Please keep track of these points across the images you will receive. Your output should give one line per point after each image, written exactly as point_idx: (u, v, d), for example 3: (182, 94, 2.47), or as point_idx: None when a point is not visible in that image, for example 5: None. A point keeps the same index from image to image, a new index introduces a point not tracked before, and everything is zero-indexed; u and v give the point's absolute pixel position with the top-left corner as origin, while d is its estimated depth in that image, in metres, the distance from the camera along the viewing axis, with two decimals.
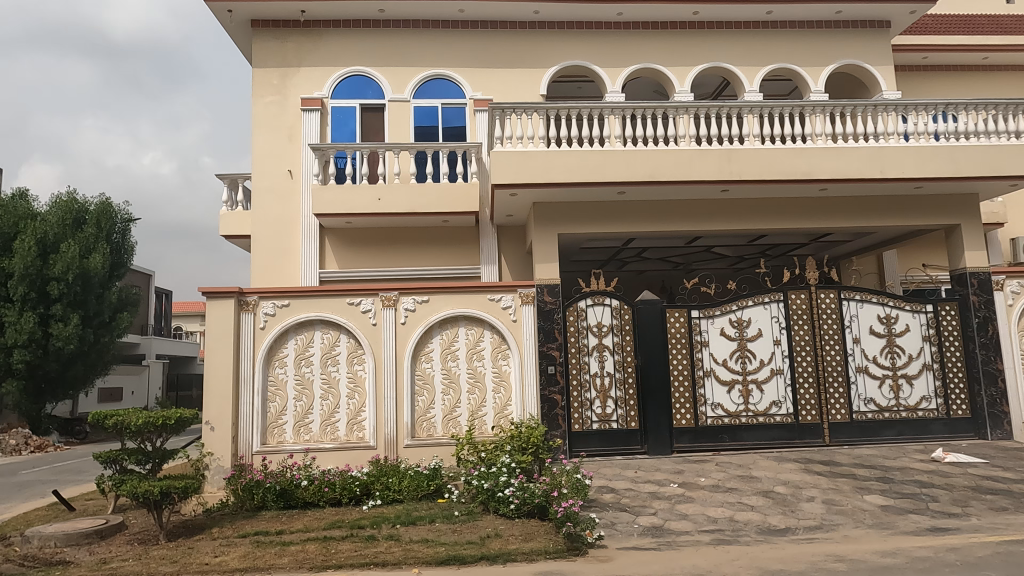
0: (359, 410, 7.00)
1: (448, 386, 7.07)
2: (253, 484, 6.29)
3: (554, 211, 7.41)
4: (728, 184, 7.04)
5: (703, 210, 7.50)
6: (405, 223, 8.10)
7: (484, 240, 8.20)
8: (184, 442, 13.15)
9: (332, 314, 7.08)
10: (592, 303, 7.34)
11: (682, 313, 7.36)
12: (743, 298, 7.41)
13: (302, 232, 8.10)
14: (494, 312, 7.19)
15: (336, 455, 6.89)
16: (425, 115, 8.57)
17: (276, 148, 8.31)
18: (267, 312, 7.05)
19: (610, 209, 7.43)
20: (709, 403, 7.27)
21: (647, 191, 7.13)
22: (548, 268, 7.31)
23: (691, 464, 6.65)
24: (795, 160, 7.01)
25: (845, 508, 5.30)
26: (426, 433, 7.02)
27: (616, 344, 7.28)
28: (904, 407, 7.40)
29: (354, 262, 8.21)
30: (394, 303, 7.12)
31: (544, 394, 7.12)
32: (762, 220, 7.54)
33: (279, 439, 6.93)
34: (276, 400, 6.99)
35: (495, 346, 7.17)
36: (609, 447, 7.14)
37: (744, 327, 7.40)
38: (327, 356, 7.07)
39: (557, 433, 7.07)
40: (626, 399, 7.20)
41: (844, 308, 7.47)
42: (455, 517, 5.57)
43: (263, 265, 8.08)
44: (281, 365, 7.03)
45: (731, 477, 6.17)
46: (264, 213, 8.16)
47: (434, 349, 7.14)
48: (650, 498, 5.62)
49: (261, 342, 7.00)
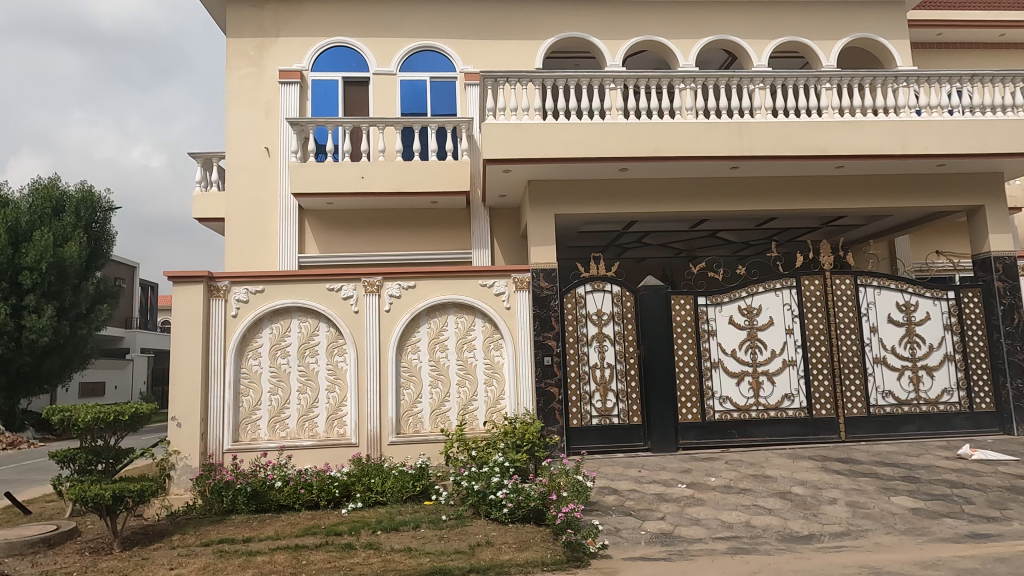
0: (340, 405, 6.48)
1: (436, 378, 6.55)
2: (223, 486, 5.77)
3: (551, 190, 6.86)
4: (738, 161, 6.53)
5: (710, 190, 6.98)
6: (391, 204, 7.55)
7: (475, 223, 7.67)
8: (144, 442, 12.34)
9: (311, 301, 6.54)
10: (591, 290, 6.83)
11: (688, 299, 6.84)
12: (753, 284, 6.91)
13: (281, 214, 7.55)
14: (486, 298, 6.65)
15: (314, 454, 6.34)
16: (412, 90, 8.00)
17: (251, 123, 7.73)
18: (240, 299, 6.49)
19: (611, 188, 6.90)
20: (717, 396, 6.76)
21: (652, 168, 6.60)
22: (544, 252, 6.78)
23: (699, 462, 6.16)
24: (810, 135, 6.50)
25: (873, 512, 4.81)
26: (413, 429, 6.50)
27: (617, 334, 6.77)
28: (925, 400, 6.92)
29: (336, 246, 7.65)
30: (378, 289, 6.59)
31: (540, 387, 6.60)
32: (774, 200, 7.03)
33: (252, 437, 6.39)
34: (250, 394, 6.44)
35: (487, 336, 6.64)
36: (610, 444, 6.64)
37: (754, 314, 6.89)
38: (305, 347, 6.53)
39: (554, 430, 6.57)
40: (628, 392, 6.70)
41: (860, 295, 6.98)
42: (443, 522, 5.05)
43: (238, 249, 7.51)
44: (255, 356, 6.49)
45: (744, 477, 5.68)
46: (239, 193, 7.59)
47: (421, 339, 6.61)
48: (657, 501, 5.12)
49: (233, 331, 6.46)
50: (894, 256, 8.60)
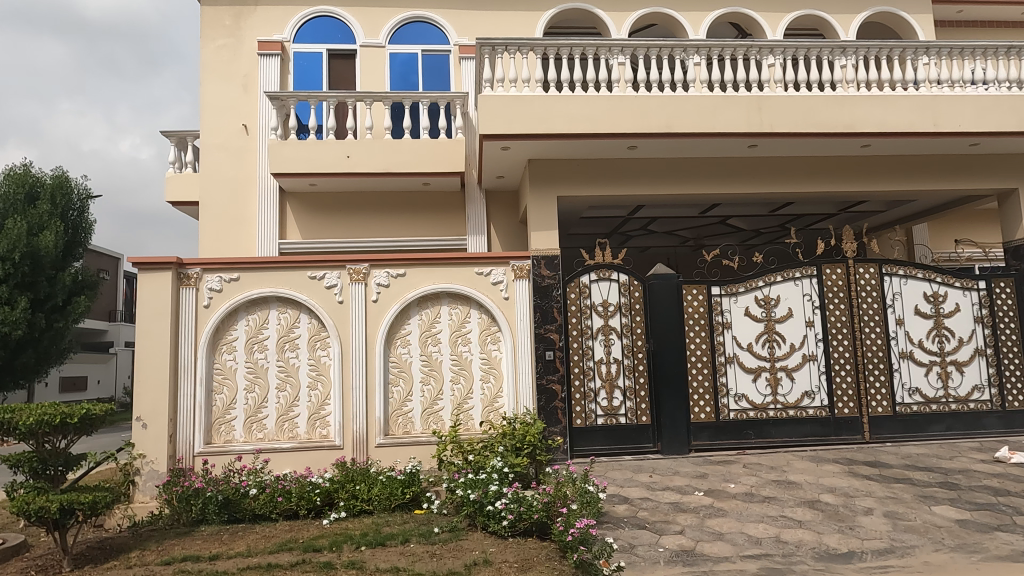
0: (323, 403, 5.94)
1: (427, 374, 6.02)
2: (192, 493, 5.22)
3: (553, 170, 6.31)
4: (757, 138, 6.00)
5: (725, 170, 6.45)
6: (379, 186, 6.98)
7: (471, 207, 7.11)
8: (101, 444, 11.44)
9: (291, 290, 5.97)
10: (597, 278, 6.30)
11: (701, 289, 6.33)
12: (771, 273, 6.40)
13: (260, 197, 6.98)
14: (482, 287, 6.11)
15: (294, 457, 5.80)
16: (402, 63, 7.42)
17: (228, 98, 7.12)
18: (212, 287, 5.92)
19: (618, 168, 6.36)
20: (732, 394, 6.26)
21: (663, 146, 6.06)
22: (546, 237, 6.22)
23: (714, 466, 5.65)
24: (835, 110, 5.97)
25: (915, 524, 4.30)
26: (402, 430, 5.97)
27: (625, 327, 6.26)
28: (954, 398, 6.45)
29: (320, 231, 7.07)
30: (365, 277, 6.04)
31: (541, 384, 6.07)
32: (794, 182, 6.50)
33: (226, 439, 5.84)
34: (224, 392, 5.89)
35: (484, 328, 6.11)
36: (617, 446, 6.12)
37: (772, 306, 6.38)
38: (285, 340, 5.98)
39: (556, 431, 6.03)
40: (636, 389, 6.19)
41: (885, 285, 6.49)
42: (435, 536, 4.52)
43: (213, 234, 6.93)
44: (230, 350, 5.93)
45: (766, 483, 5.17)
46: (214, 174, 7.00)
47: (412, 332, 6.07)
48: (673, 512, 4.60)
49: (205, 322, 5.89)
50: (912, 244, 8.03)
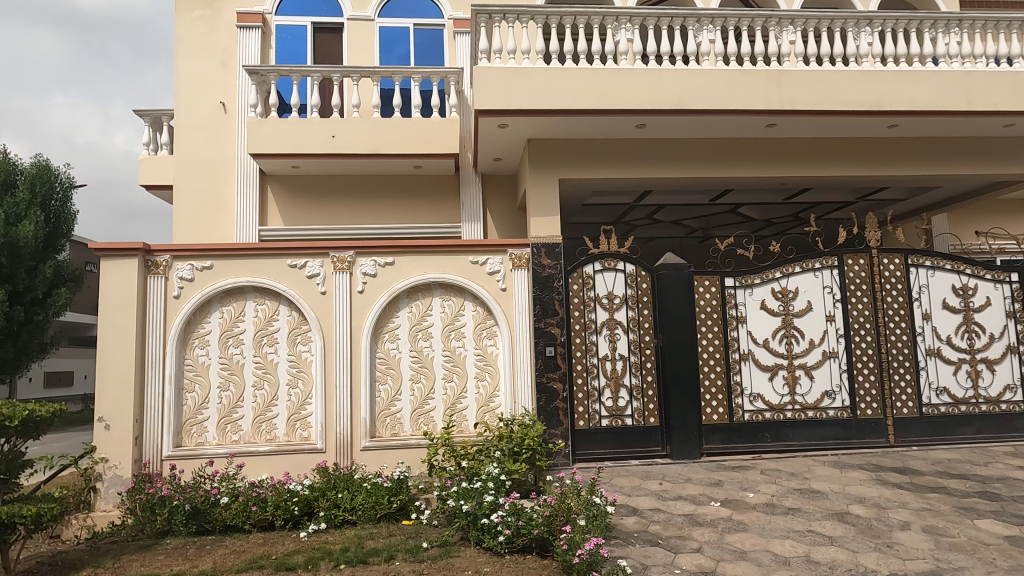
0: (304, 403, 5.47)
1: (418, 372, 5.55)
2: (157, 501, 4.74)
3: (555, 151, 5.82)
4: (777, 117, 5.52)
5: (740, 152, 5.97)
6: (367, 169, 6.49)
7: (465, 192, 6.63)
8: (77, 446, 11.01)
9: (269, 280, 5.49)
10: (601, 268, 5.83)
11: (713, 280, 5.86)
12: (789, 264, 5.94)
13: (238, 180, 6.48)
14: (477, 277, 5.63)
15: (271, 462, 5.33)
16: (392, 38, 6.93)
17: (204, 74, 6.61)
18: (183, 276, 5.43)
19: (625, 149, 5.88)
20: (747, 394, 5.80)
21: (675, 124, 5.58)
22: (546, 223, 5.72)
23: (729, 472, 5.19)
24: (861, 86, 5.50)
25: (960, 542, 3.85)
26: (390, 432, 5.50)
27: (631, 321, 5.80)
28: (985, 399, 6.01)
29: (303, 217, 6.57)
30: (349, 266, 5.55)
31: (541, 382, 5.59)
32: (814, 166, 6.03)
33: (198, 441, 5.37)
34: (195, 391, 5.41)
35: (479, 322, 5.65)
36: (622, 449, 5.67)
37: (790, 298, 5.92)
38: (263, 335, 5.50)
39: (557, 434, 5.55)
40: (643, 388, 5.73)
41: (911, 277, 6.03)
42: (422, 552, 4.05)
43: (188, 220, 6.43)
44: (202, 345, 5.45)
45: (787, 492, 4.71)
46: (189, 155, 6.50)
47: (400, 325, 5.60)
48: (688, 526, 4.13)
49: (175, 314, 5.40)
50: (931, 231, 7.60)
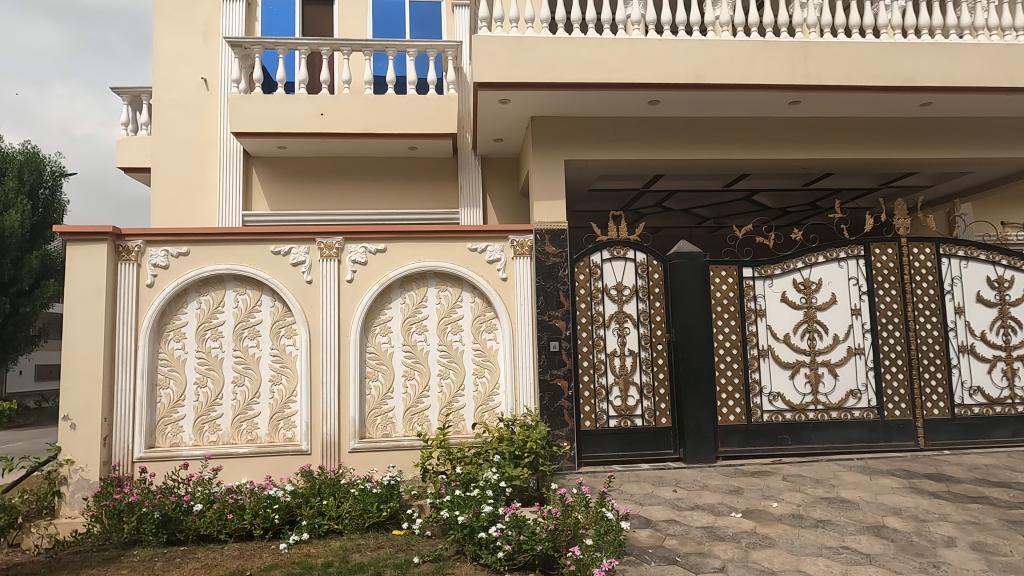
0: (288, 401, 5.06)
1: (411, 368, 5.15)
2: (125, 508, 4.33)
3: (560, 130, 5.37)
4: (802, 93, 5.08)
5: (760, 133, 5.53)
6: (358, 150, 6.07)
7: (465, 176, 6.20)
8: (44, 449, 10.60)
9: (250, 268, 5.07)
10: (610, 257, 5.40)
11: (731, 270, 5.44)
12: (812, 253, 5.51)
13: (221, 161, 6.06)
14: (476, 266, 5.22)
15: (251, 465, 4.93)
16: (386, 11, 6.50)
17: (185, 49, 6.17)
18: (157, 264, 5.01)
19: (636, 128, 5.44)
20: (766, 393, 5.38)
21: (691, 101, 5.14)
22: (551, 208, 5.28)
23: (748, 478, 4.78)
24: (895, 59, 5.04)
25: (1015, 562, 3.43)
26: (381, 433, 5.10)
27: (642, 314, 5.38)
28: (1021, 399, 5.60)
29: (290, 201, 6.14)
30: (338, 253, 5.13)
31: (544, 380, 5.16)
32: (840, 148, 5.59)
33: (173, 442, 4.97)
34: (170, 387, 5.00)
35: (477, 314, 5.24)
36: (631, 452, 5.26)
37: (812, 290, 5.50)
38: (244, 327, 5.09)
39: (562, 436, 5.12)
40: (654, 386, 5.33)
41: (943, 268, 5.61)
42: (413, 569, 3.64)
43: (167, 204, 6.01)
44: (178, 338, 5.04)
45: (815, 502, 4.29)
46: (168, 135, 6.07)
47: (393, 318, 5.19)
48: (709, 540, 3.72)
49: (149, 304, 4.99)
50: (953, 216, 7.17)
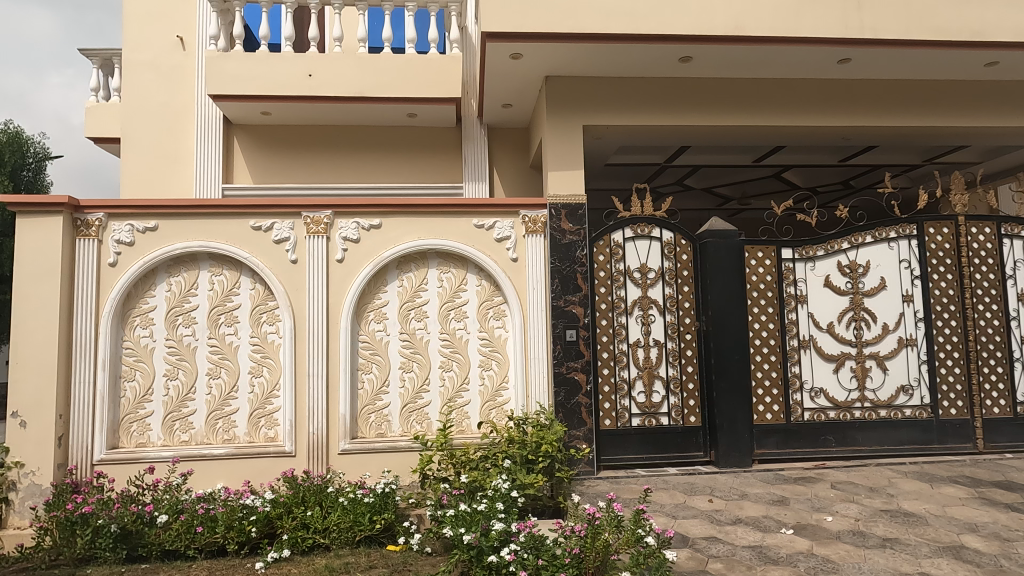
0: (270, 397, 4.47)
1: (409, 359, 4.57)
2: (78, 520, 3.71)
3: (578, 92, 4.75)
4: (854, 49, 4.45)
5: (803, 97, 4.91)
6: (351, 116, 5.46)
7: (468, 146, 5.63)
8: None
9: (227, 245, 4.46)
10: (633, 236, 4.80)
11: (768, 251, 4.84)
12: (859, 232, 4.91)
13: (199, 128, 5.45)
14: (483, 244, 4.63)
15: (227, 468, 4.36)
16: None
17: (159, 3, 5.54)
18: (120, 240, 4.40)
19: (663, 90, 4.82)
20: (807, 389, 4.81)
21: (727, 57, 4.51)
22: (567, 180, 4.67)
23: (792, 486, 4.20)
24: (963, 10, 4.40)
25: None
26: (375, 432, 4.52)
27: (668, 300, 4.79)
28: None
29: (274, 173, 5.54)
30: (327, 229, 4.53)
31: (560, 374, 4.54)
32: (892, 114, 4.97)
33: (139, 442, 4.39)
34: (135, 380, 4.42)
35: (483, 299, 4.66)
36: (656, 454, 4.68)
37: (859, 274, 4.90)
38: (220, 313, 4.49)
39: (579, 437, 4.52)
40: (681, 380, 4.75)
41: (1004, 250, 5.02)
42: None
43: (138, 176, 5.41)
44: (145, 324, 4.45)
45: (875, 516, 3.71)
46: (139, 100, 5.46)
47: (388, 303, 4.60)
48: (761, 564, 3.14)
49: (111, 286, 4.38)
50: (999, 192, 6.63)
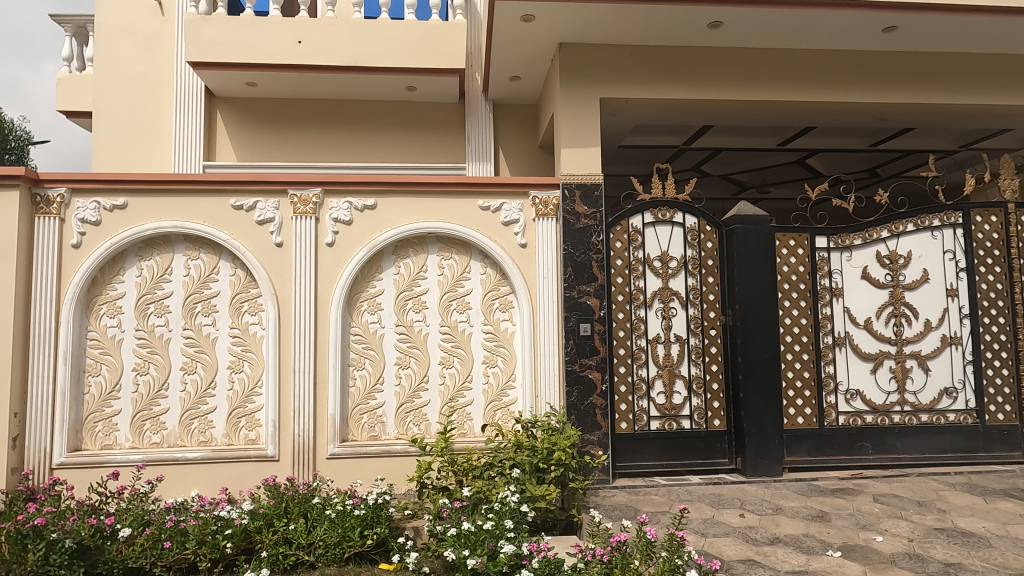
0: (251, 395, 4.03)
1: (406, 354, 4.14)
2: (30, 533, 3.21)
3: (595, 61, 4.30)
4: (903, 16, 4.00)
5: (841, 70, 4.46)
6: (344, 89, 5.01)
7: (473, 123, 5.19)
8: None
9: (204, 226, 4.02)
10: (653, 221, 4.36)
11: (801, 239, 4.41)
12: (901, 220, 4.47)
13: (178, 100, 5.00)
14: (488, 228, 4.19)
15: (202, 473, 3.93)
16: None
17: None
18: (85, 218, 3.94)
19: (688, 61, 4.37)
20: (842, 390, 4.39)
21: (761, 24, 4.07)
22: (581, 159, 4.23)
23: (830, 500, 3.78)
24: None
25: None
26: (368, 435, 4.09)
27: (691, 292, 4.36)
28: None
29: (261, 150, 5.08)
30: (316, 209, 4.08)
31: (573, 372, 4.10)
32: (937, 91, 4.52)
33: (105, 443, 3.95)
34: (101, 375, 3.97)
35: (488, 289, 4.22)
36: (676, 461, 4.26)
37: (899, 266, 4.48)
38: (196, 301, 4.05)
39: (594, 442, 4.09)
40: (705, 380, 4.33)
41: None
42: None
43: (110, 151, 4.96)
44: (112, 313, 4.00)
45: (930, 536, 3.29)
46: (113, 68, 4.99)
47: (383, 292, 4.16)
48: None
49: (74, 269, 3.93)
50: None
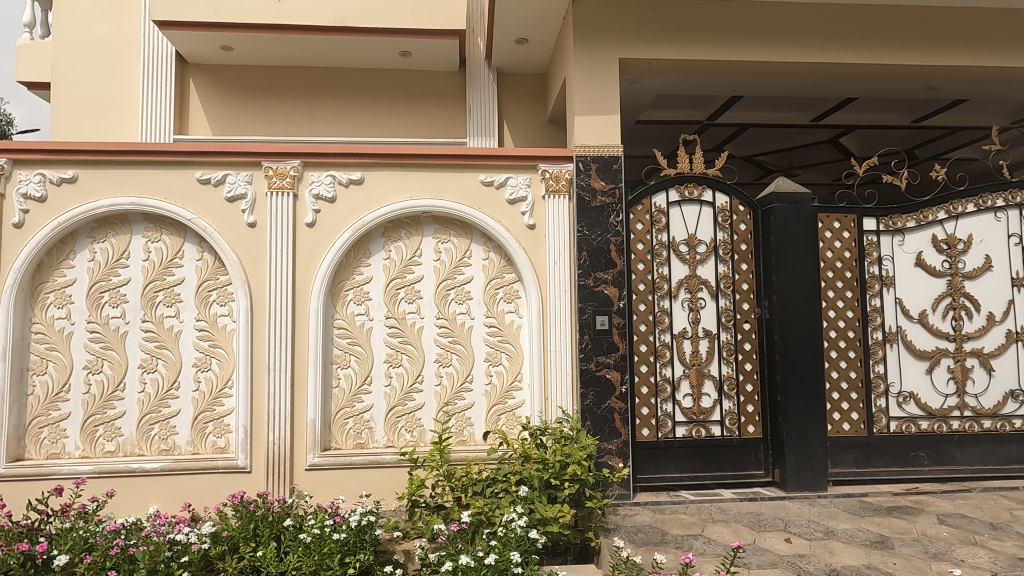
0: (220, 397, 3.52)
1: (398, 351, 3.62)
2: None
3: (613, 17, 3.76)
4: None
5: (892, 28, 3.91)
6: (330, 54, 4.48)
7: (473, 93, 4.69)
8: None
9: (165, 203, 3.50)
10: (679, 199, 3.83)
11: (848, 221, 3.88)
12: (960, 199, 3.93)
13: (146, 67, 4.48)
14: (491, 207, 3.67)
15: (163, 487, 3.43)
16: None
17: None
18: (29, 194, 3.44)
19: (718, 17, 3.82)
20: (894, 393, 3.86)
21: None
22: (597, 128, 3.70)
23: (888, 521, 3.26)
24: None
25: None
26: (353, 443, 3.58)
27: (722, 281, 3.83)
28: None
29: (239, 123, 4.56)
30: (294, 183, 3.56)
31: (588, 372, 3.59)
32: (1001, 53, 3.98)
33: (52, 452, 3.45)
34: (48, 373, 3.46)
35: (491, 276, 3.70)
36: (704, 473, 3.75)
37: (958, 251, 3.94)
38: (157, 290, 3.54)
39: (612, 452, 3.57)
40: (738, 380, 3.80)
41: None
42: None
43: (70, 123, 4.44)
44: (61, 303, 3.49)
45: (1017, 569, 2.75)
46: (73, 30, 4.48)
47: (371, 280, 3.64)
48: None
49: (15, 252, 3.42)
50: None
